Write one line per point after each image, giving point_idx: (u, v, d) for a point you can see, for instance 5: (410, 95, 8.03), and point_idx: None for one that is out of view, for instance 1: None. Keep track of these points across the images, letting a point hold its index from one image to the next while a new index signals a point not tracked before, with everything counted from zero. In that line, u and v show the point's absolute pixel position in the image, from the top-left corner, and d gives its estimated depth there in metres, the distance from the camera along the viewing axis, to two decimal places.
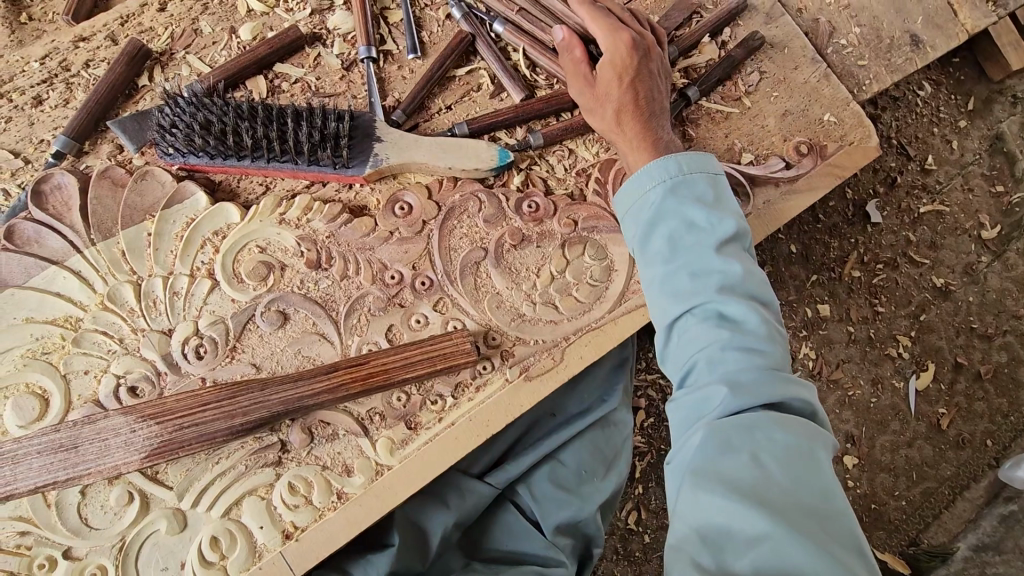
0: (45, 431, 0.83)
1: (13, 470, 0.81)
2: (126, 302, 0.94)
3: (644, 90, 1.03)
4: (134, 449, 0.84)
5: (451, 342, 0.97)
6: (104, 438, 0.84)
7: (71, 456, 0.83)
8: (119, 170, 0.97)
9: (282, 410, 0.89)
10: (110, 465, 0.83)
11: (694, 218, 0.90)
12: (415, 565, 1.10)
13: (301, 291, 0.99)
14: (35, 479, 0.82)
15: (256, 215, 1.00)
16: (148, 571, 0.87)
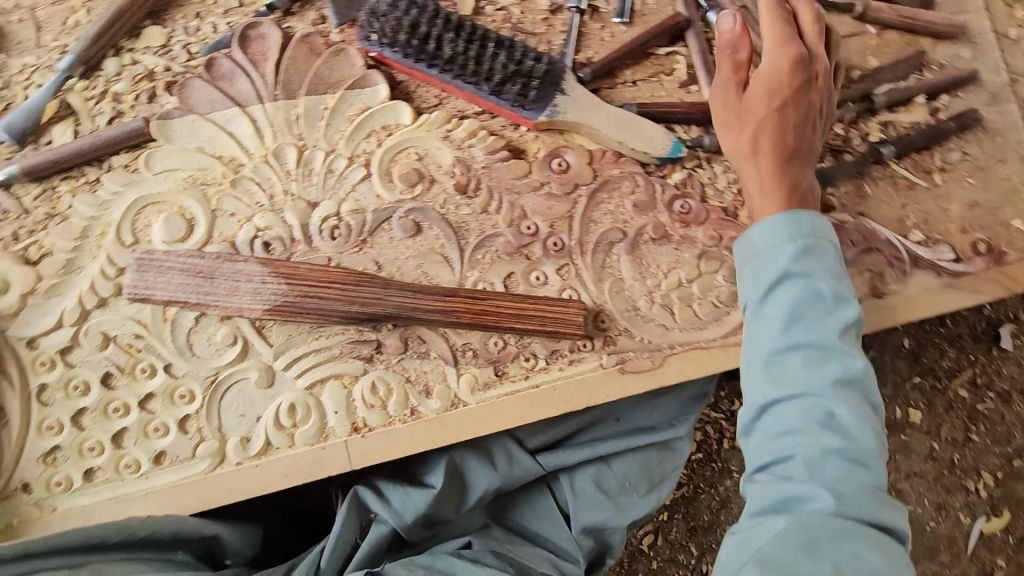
0: (191, 254, 0.90)
1: (153, 277, 0.89)
2: (286, 163, 0.97)
3: (796, 122, 0.95)
4: (258, 299, 0.89)
5: (565, 310, 0.96)
6: (237, 279, 0.90)
7: (206, 284, 0.90)
8: (319, 40, 1.00)
9: (396, 314, 0.91)
10: (234, 305, 0.89)
11: (822, 287, 0.80)
12: (448, 511, 1.10)
13: (441, 210, 0.99)
14: (171, 293, 0.89)
15: (426, 124, 1.01)
16: (228, 413, 0.91)
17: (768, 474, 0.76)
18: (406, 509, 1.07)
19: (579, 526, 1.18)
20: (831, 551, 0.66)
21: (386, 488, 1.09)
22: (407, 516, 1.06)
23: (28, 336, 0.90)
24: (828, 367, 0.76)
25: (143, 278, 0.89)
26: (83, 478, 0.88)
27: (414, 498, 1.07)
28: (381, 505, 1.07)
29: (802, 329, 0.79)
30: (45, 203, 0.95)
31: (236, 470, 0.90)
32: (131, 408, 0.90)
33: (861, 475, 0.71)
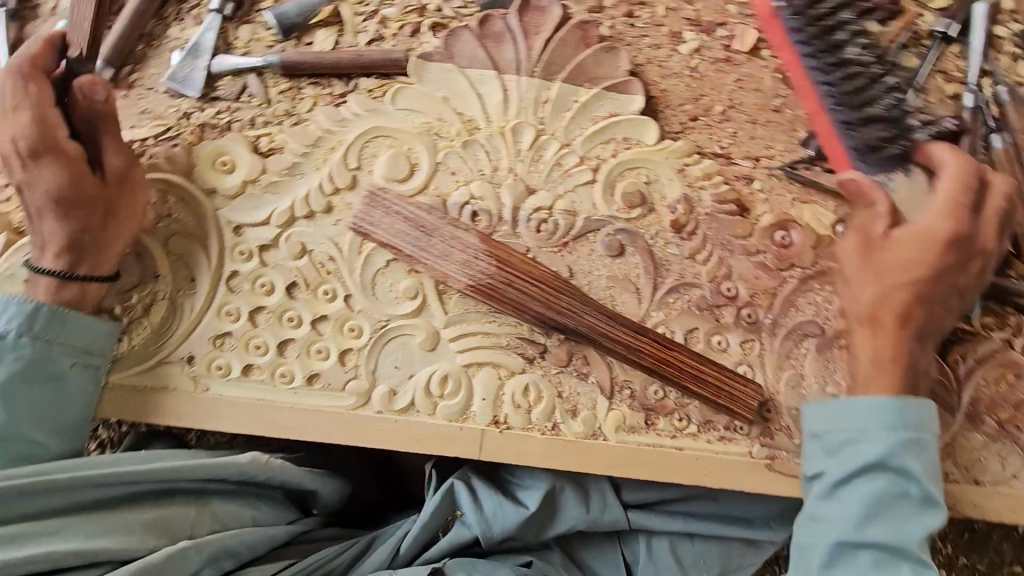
0: (421, 206, 0.92)
1: (380, 217, 0.92)
2: (519, 142, 0.95)
3: (916, 287, 0.88)
4: (467, 272, 0.91)
5: (741, 387, 0.92)
6: (453, 245, 0.92)
7: (423, 238, 0.92)
8: (593, 32, 0.97)
9: (586, 333, 0.92)
10: (442, 268, 0.92)
11: (908, 514, 0.83)
12: (528, 533, 1.04)
13: (649, 241, 0.96)
14: (389, 236, 0.92)
15: (666, 150, 0.96)
16: (385, 361, 0.92)
17: None
18: (495, 519, 1.00)
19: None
20: None
21: (480, 489, 1.03)
22: (491, 528, 1.00)
23: (236, 221, 0.92)
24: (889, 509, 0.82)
25: (369, 215, 0.92)
26: (241, 372, 0.91)
27: (507, 512, 1.00)
28: (470, 504, 1.01)
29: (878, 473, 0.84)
30: (287, 100, 0.97)
31: (375, 418, 0.91)
32: (303, 323, 0.92)
33: None
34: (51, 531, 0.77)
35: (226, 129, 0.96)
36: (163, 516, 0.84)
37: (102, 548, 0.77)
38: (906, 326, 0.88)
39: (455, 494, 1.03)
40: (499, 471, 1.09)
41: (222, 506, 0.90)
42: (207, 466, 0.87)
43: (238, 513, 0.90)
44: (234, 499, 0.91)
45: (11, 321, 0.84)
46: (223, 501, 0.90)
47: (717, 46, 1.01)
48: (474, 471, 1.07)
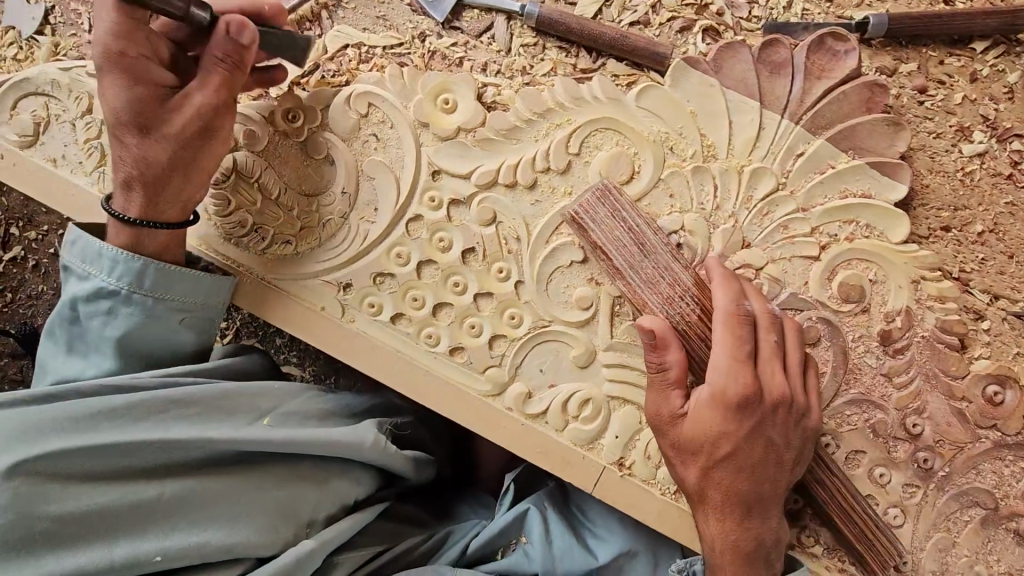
0: (648, 223, 0.83)
1: (603, 217, 0.84)
2: (754, 188, 0.86)
3: (756, 504, 0.77)
4: (668, 310, 0.82)
5: (883, 537, 0.85)
6: (664, 277, 0.83)
7: (636, 257, 0.83)
8: (883, 98, 0.85)
9: None
10: (643, 295, 0.83)
11: None
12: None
13: (849, 342, 0.86)
14: (604, 238, 0.84)
15: (909, 255, 0.85)
16: (532, 362, 0.88)
17: None
18: (561, 561, 0.91)
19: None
20: None
21: (555, 524, 0.95)
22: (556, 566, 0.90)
23: (437, 165, 0.87)
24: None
25: (594, 209, 0.84)
26: (390, 317, 0.88)
27: (576, 558, 0.91)
28: (540, 535, 0.92)
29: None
30: (528, 57, 0.91)
31: (504, 414, 0.88)
32: (467, 292, 0.88)
33: None
34: (196, 506, 0.70)
35: (457, 66, 0.89)
36: (291, 498, 0.77)
37: (237, 539, 0.70)
38: (731, 504, 0.78)
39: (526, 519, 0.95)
40: (575, 514, 1.01)
41: (340, 484, 0.83)
42: (337, 446, 0.81)
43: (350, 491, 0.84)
44: (350, 474, 0.85)
45: (121, 278, 0.79)
46: (341, 479, 0.83)
47: (1007, 158, 0.88)
48: (551, 503, 0.99)
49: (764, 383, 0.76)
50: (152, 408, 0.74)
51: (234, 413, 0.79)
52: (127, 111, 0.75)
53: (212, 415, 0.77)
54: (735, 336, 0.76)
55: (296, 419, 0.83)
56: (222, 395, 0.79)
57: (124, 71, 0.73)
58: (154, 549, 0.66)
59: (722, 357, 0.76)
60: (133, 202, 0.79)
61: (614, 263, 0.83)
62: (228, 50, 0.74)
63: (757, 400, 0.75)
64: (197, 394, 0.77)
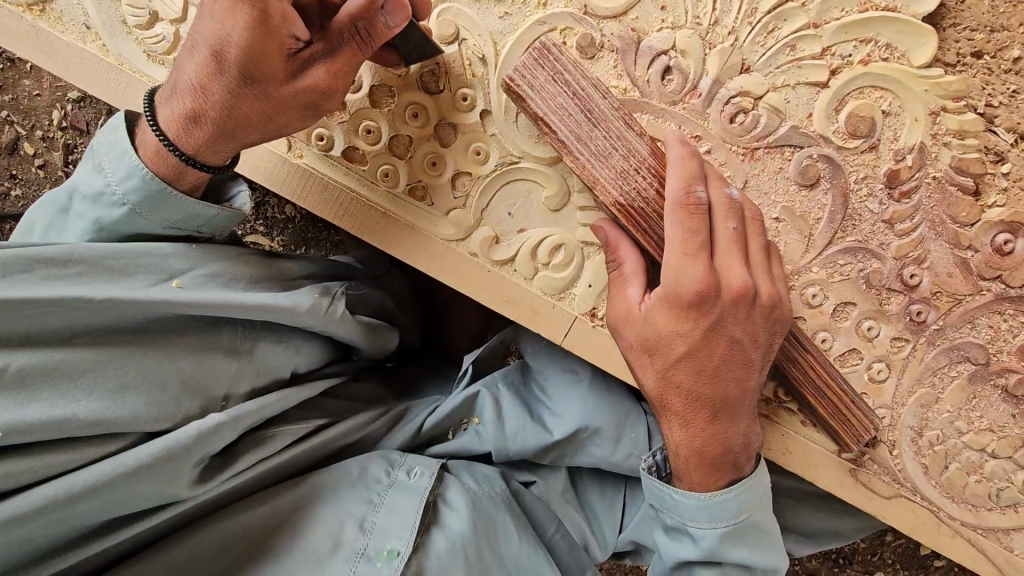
0: (592, 84, 0.73)
1: (544, 81, 0.73)
2: (759, 0, 0.74)
3: (721, 418, 0.71)
4: (622, 186, 0.73)
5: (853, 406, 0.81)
6: (616, 147, 0.74)
7: (585, 127, 0.73)
8: None
9: None
10: (592, 171, 0.74)
11: None
12: (542, 457, 0.92)
13: (850, 184, 0.77)
14: (547, 107, 0.73)
15: (932, 83, 0.74)
16: (499, 203, 0.81)
17: None
18: (513, 439, 0.91)
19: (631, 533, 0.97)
20: None
21: (507, 404, 0.94)
22: (511, 442, 0.91)
23: None
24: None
25: (532, 73, 0.73)
26: (344, 152, 0.80)
27: (529, 434, 0.91)
28: (491, 417, 0.92)
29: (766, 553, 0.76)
30: None
31: (469, 260, 0.82)
32: (428, 124, 0.78)
33: None
34: (76, 375, 0.61)
35: None
36: (199, 370, 0.69)
37: (123, 413, 0.62)
38: (699, 413, 0.71)
39: (479, 401, 0.94)
40: (533, 392, 0.99)
41: (267, 354, 0.77)
42: (258, 310, 0.73)
43: (279, 365, 0.79)
44: (281, 343, 0.79)
45: (128, 194, 0.69)
46: (267, 345, 0.77)
47: None
48: (507, 387, 0.97)
49: (722, 275, 0.69)
50: (9, 265, 0.61)
51: (133, 273, 0.68)
52: (225, 43, 0.65)
53: (104, 274, 0.66)
54: (687, 223, 0.69)
55: (216, 279, 0.74)
56: (117, 252, 0.68)
57: (249, 10, 0.63)
58: (12, 423, 0.56)
59: (674, 251, 0.68)
60: (191, 138, 0.69)
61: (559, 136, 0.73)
62: (371, 29, 0.67)
63: (714, 296, 0.68)
64: (80, 251, 0.65)
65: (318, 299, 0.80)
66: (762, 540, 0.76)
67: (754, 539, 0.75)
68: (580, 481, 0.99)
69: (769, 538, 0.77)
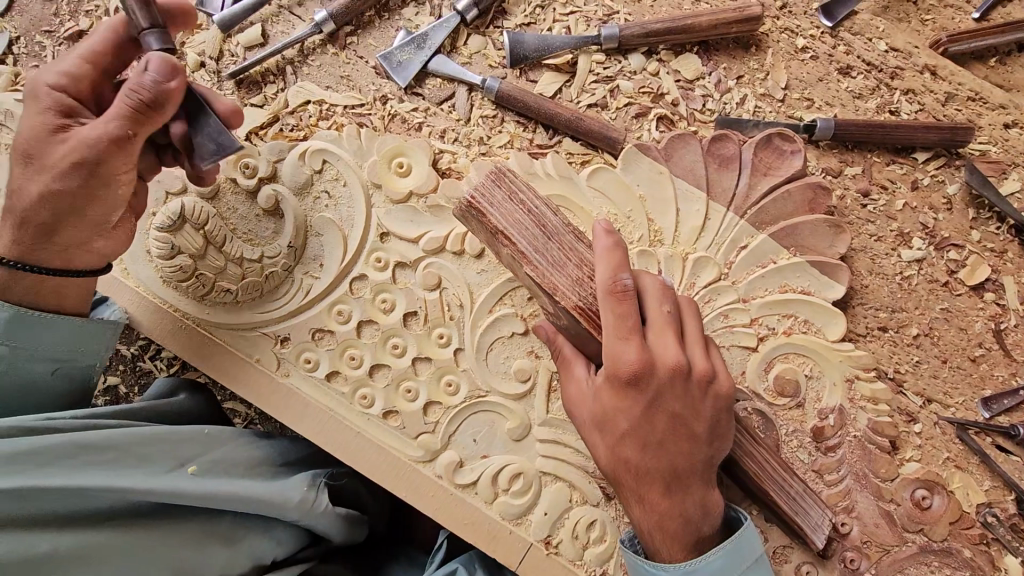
0: (549, 205, 0.72)
1: (501, 200, 0.72)
2: (696, 276, 0.87)
3: (670, 484, 0.69)
4: (580, 292, 0.70)
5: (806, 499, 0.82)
6: (570, 256, 0.71)
7: (540, 237, 0.71)
8: (824, 199, 0.86)
9: None
10: (552, 279, 0.70)
11: None
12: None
13: (781, 437, 0.86)
14: (503, 220, 0.71)
15: (845, 354, 0.86)
16: (466, 429, 0.88)
17: None
18: None
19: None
20: None
21: None
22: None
23: (385, 228, 0.88)
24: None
25: (490, 193, 0.72)
26: (326, 375, 0.88)
27: None
28: None
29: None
30: (485, 128, 0.92)
31: (435, 481, 0.87)
32: (406, 355, 0.88)
33: None
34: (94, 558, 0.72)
35: (415, 131, 0.91)
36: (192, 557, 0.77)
37: None
38: (656, 479, 0.69)
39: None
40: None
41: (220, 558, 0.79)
42: (256, 502, 0.80)
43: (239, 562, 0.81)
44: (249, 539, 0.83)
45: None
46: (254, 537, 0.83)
47: (944, 265, 0.89)
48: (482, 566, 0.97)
49: (656, 351, 0.67)
50: (54, 454, 0.72)
51: (150, 460, 0.78)
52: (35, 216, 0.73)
53: (128, 459, 0.76)
54: (618, 313, 0.66)
55: (221, 465, 0.83)
56: (142, 439, 0.78)
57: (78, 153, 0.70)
58: None
59: (608, 331, 0.67)
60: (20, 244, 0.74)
61: (518, 246, 0.71)
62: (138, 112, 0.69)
63: (648, 375, 0.66)
64: (115, 438, 0.76)
65: (308, 491, 0.86)
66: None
67: None
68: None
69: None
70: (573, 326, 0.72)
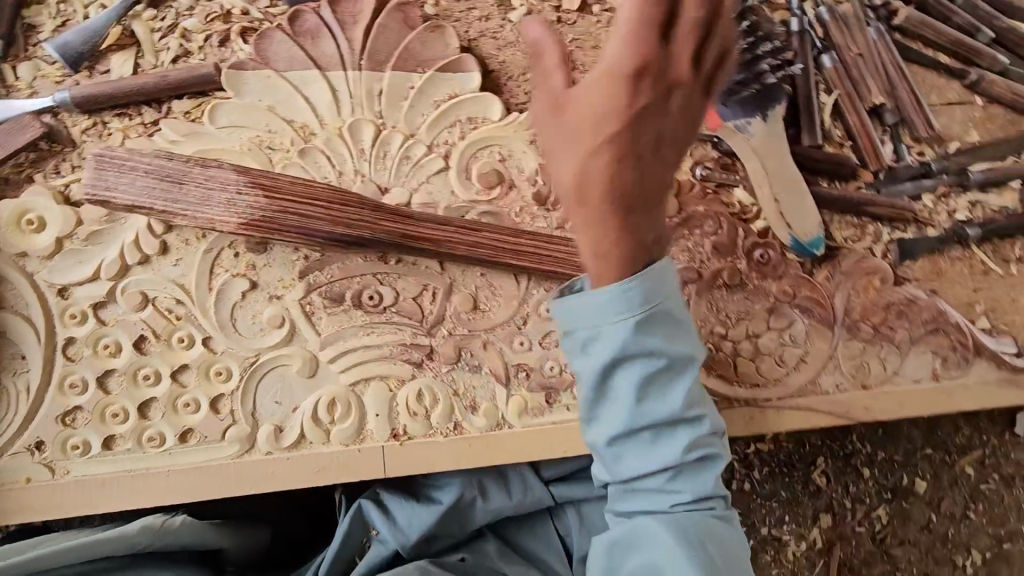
0: (160, 154, 0.76)
1: (115, 178, 0.75)
2: (361, 142, 0.90)
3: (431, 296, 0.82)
4: (236, 211, 0.77)
5: (565, 249, 0.90)
6: (210, 187, 0.76)
7: (173, 190, 0.76)
8: (416, 12, 0.91)
9: (377, 242, 0.82)
10: (206, 217, 0.77)
11: (656, 340, 0.68)
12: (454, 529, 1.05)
13: (516, 219, 0.93)
14: (133, 196, 0.75)
15: (515, 124, 0.94)
16: (264, 399, 0.85)
17: (615, 441, 0.70)
18: (410, 526, 1.00)
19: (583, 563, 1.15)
20: (634, 457, 0.71)
21: (391, 504, 1.02)
22: (414, 536, 1.00)
23: (59, 284, 0.83)
24: (654, 514, 0.71)
25: (102, 177, 0.74)
26: (101, 446, 0.81)
27: (421, 514, 1.01)
28: (384, 520, 1.00)
29: (673, 391, 0.69)
30: (93, 139, 0.87)
31: (265, 460, 0.84)
32: (162, 378, 0.83)
33: (659, 384, 0.69)
34: None
35: (26, 183, 0.85)
36: None
37: None
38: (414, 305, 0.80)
39: (366, 513, 1.01)
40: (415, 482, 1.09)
41: None
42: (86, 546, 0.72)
43: None
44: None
45: None
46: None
47: (548, 8, 0.99)
48: (383, 487, 1.06)
49: (350, 209, 0.80)
50: None
51: None
52: None
53: None
54: (302, 192, 0.79)
55: None
56: None
57: None
58: None
59: (307, 213, 0.79)
60: None
61: (161, 207, 0.76)
62: None
63: (355, 226, 0.80)
64: None
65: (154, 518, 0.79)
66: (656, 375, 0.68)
67: (660, 318, 0.68)
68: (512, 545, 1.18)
69: (667, 355, 0.68)
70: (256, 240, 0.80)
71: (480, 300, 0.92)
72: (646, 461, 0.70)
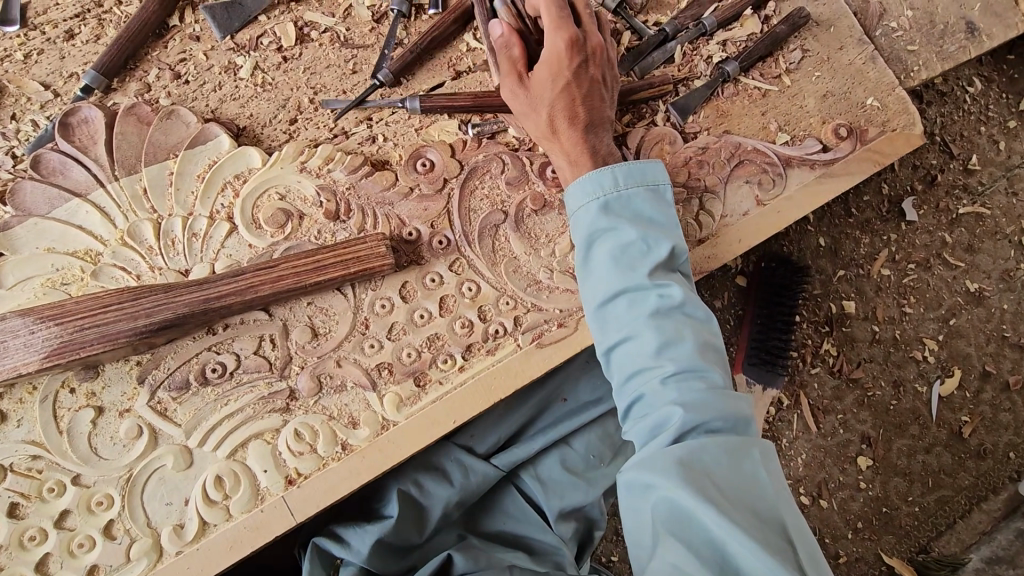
0: None
1: None
2: (144, 240, 0.93)
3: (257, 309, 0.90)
4: (36, 348, 0.81)
5: (365, 245, 0.95)
6: (2, 339, 0.81)
7: None
8: (145, 108, 0.97)
9: (181, 320, 0.86)
10: (9, 366, 0.81)
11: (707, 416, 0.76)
12: (411, 537, 1.07)
13: (318, 241, 0.97)
14: None
15: (278, 161, 0.99)
16: (153, 505, 0.87)
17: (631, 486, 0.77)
18: (365, 549, 1.03)
19: (555, 514, 1.17)
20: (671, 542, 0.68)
21: (345, 534, 1.06)
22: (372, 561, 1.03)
23: None
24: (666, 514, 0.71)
25: None
26: None
27: (372, 532, 1.04)
28: (342, 553, 1.03)
29: (676, 349, 0.81)
30: None
31: (179, 559, 0.85)
32: (49, 532, 0.85)
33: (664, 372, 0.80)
34: None
35: None
36: None
37: None
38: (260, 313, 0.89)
39: (323, 552, 1.04)
40: (366, 507, 1.12)
41: None
42: None
43: None
44: None
45: None
46: None
47: (270, 53, 1.06)
48: (336, 523, 1.09)
49: (146, 298, 0.85)
50: None
51: None
52: None
53: None
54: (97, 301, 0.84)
55: None
56: None
57: None
58: None
59: (107, 317, 0.83)
60: None
61: None
62: None
63: (156, 312, 0.85)
64: None
65: None
66: (707, 417, 0.75)
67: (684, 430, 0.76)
68: (491, 527, 1.20)
69: (709, 416, 0.76)
70: (71, 364, 0.84)
71: (319, 327, 0.96)
72: (643, 444, 0.80)
